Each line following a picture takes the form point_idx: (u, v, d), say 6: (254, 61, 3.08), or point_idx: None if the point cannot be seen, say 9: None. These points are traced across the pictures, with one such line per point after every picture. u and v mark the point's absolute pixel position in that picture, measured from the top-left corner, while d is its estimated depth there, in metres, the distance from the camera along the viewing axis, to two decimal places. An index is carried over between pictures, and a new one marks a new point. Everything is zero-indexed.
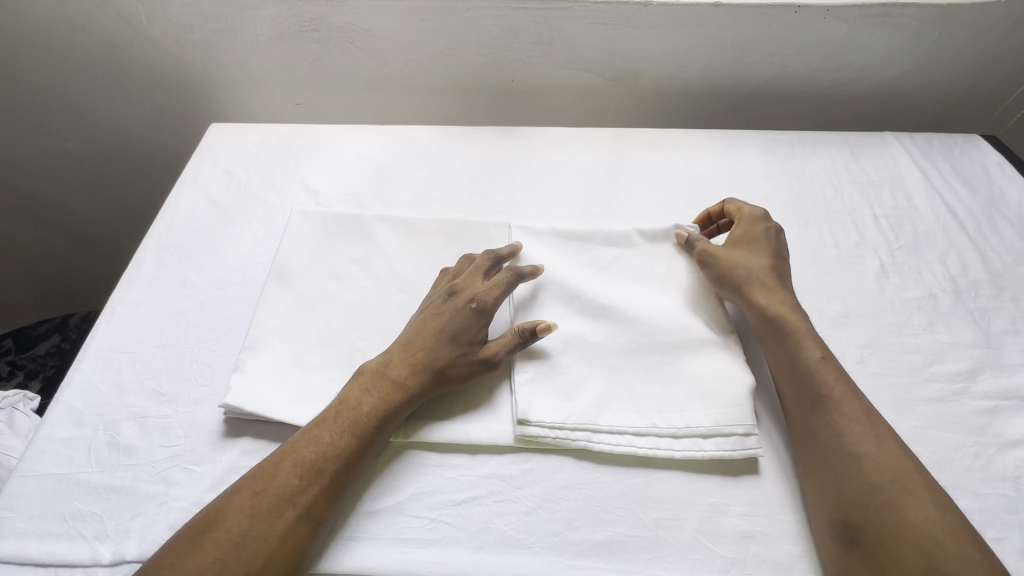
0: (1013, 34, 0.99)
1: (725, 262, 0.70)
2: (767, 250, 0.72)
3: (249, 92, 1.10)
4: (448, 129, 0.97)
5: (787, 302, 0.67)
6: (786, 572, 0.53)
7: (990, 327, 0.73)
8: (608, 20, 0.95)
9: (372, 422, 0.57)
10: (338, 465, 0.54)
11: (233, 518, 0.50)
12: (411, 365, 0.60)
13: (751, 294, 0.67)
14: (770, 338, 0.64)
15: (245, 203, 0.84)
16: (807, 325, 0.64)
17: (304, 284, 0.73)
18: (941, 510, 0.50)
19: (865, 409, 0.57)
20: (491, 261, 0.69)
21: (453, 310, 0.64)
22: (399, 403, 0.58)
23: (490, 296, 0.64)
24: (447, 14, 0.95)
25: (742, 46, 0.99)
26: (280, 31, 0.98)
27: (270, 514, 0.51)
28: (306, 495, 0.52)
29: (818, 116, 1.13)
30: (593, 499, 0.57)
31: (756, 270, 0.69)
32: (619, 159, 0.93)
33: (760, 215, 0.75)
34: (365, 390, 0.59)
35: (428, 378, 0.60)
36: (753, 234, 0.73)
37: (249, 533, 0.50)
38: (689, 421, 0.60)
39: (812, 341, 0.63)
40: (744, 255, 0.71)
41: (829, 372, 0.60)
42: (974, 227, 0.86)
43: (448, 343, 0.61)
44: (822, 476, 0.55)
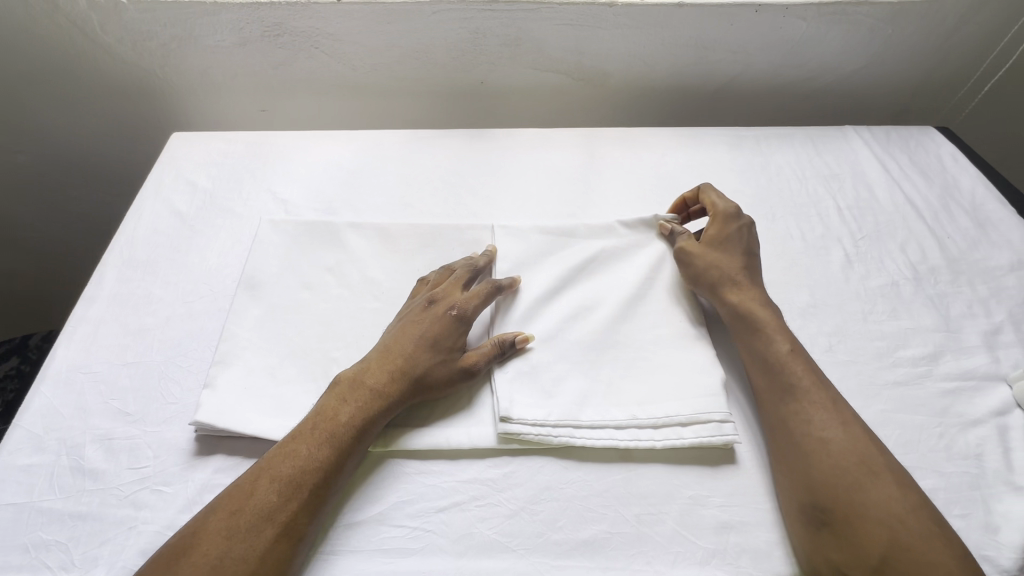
0: (962, 29, 1.03)
1: (698, 260, 0.71)
2: (740, 247, 0.73)
3: (212, 99, 1.08)
4: (419, 133, 0.96)
5: (758, 297, 0.68)
6: (765, 559, 0.54)
7: (949, 311, 0.76)
8: (575, 21, 0.95)
9: (351, 432, 0.56)
10: (317, 479, 0.53)
11: (209, 540, 0.49)
12: (389, 373, 0.59)
13: (723, 291, 0.69)
14: (743, 332, 0.66)
15: (212, 214, 0.82)
16: (777, 320, 0.66)
17: (276, 294, 0.71)
18: (902, 489, 0.52)
19: (831, 397, 0.59)
20: (471, 271, 0.69)
21: (432, 318, 0.63)
22: (378, 412, 0.57)
23: (472, 307, 0.65)
24: (414, 18, 0.94)
25: (705, 46, 1.01)
26: (242, 37, 0.96)
27: (248, 533, 0.49)
28: (284, 511, 0.51)
29: (781, 112, 1.16)
30: (575, 498, 0.57)
31: (730, 267, 0.70)
32: (590, 158, 0.94)
33: (732, 212, 0.75)
34: (342, 400, 0.58)
35: (408, 386, 0.59)
36: (727, 232, 0.74)
37: (226, 554, 0.48)
38: (668, 410, 0.61)
39: (781, 335, 0.64)
40: (717, 253, 0.72)
41: (797, 364, 0.61)
42: (931, 216, 0.89)
43: (428, 351, 0.61)
44: (790, 462, 0.56)
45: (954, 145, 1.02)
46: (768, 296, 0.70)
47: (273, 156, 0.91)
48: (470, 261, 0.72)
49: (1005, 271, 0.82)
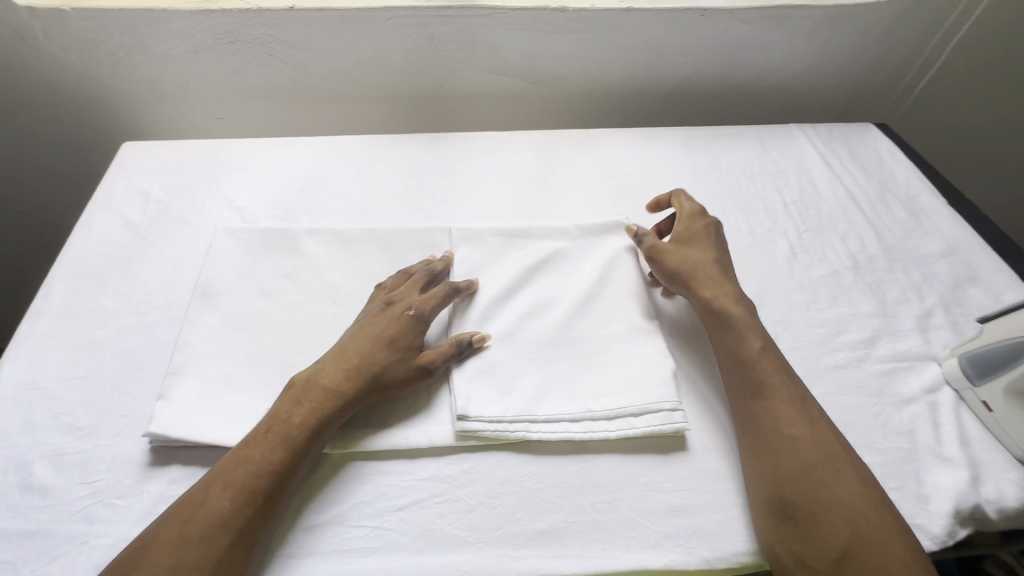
0: (895, 32, 1.09)
1: (670, 260, 0.73)
2: (710, 245, 0.74)
3: (166, 108, 1.06)
4: (377, 138, 0.97)
5: (731, 292, 0.69)
6: (714, 539, 0.57)
7: (886, 297, 0.81)
8: (528, 26, 0.98)
9: (304, 433, 0.56)
10: (270, 482, 0.53)
11: (160, 550, 0.48)
12: (344, 373, 0.60)
13: (697, 288, 0.70)
14: (716, 329, 0.67)
15: (166, 224, 0.81)
16: (750, 317, 0.67)
17: (232, 303, 0.71)
18: (864, 484, 0.55)
19: (800, 395, 0.61)
20: (428, 275, 0.71)
21: (390, 319, 0.64)
22: (332, 413, 0.58)
23: (430, 308, 0.66)
24: (368, 24, 0.94)
25: (656, 49, 1.04)
26: (194, 44, 0.95)
27: (201, 542, 0.49)
28: (237, 518, 0.51)
29: (732, 111, 1.20)
30: (533, 490, 0.59)
31: (700, 264, 0.72)
32: (547, 160, 0.96)
33: (698, 211, 0.78)
34: (296, 402, 0.58)
35: (364, 385, 0.60)
36: (696, 231, 0.76)
37: (178, 564, 0.48)
38: (621, 402, 0.63)
39: (752, 333, 0.66)
40: (687, 252, 0.73)
41: (768, 362, 0.63)
42: (869, 208, 0.94)
43: (385, 348, 0.62)
44: (759, 457, 0.58)
45: (891, 140, 1.07)
46: (742, 291, 0.71)
47: (229, 164, 0.91)
48: (427, 264, 0.73)
49: (936, 258, 0.87)
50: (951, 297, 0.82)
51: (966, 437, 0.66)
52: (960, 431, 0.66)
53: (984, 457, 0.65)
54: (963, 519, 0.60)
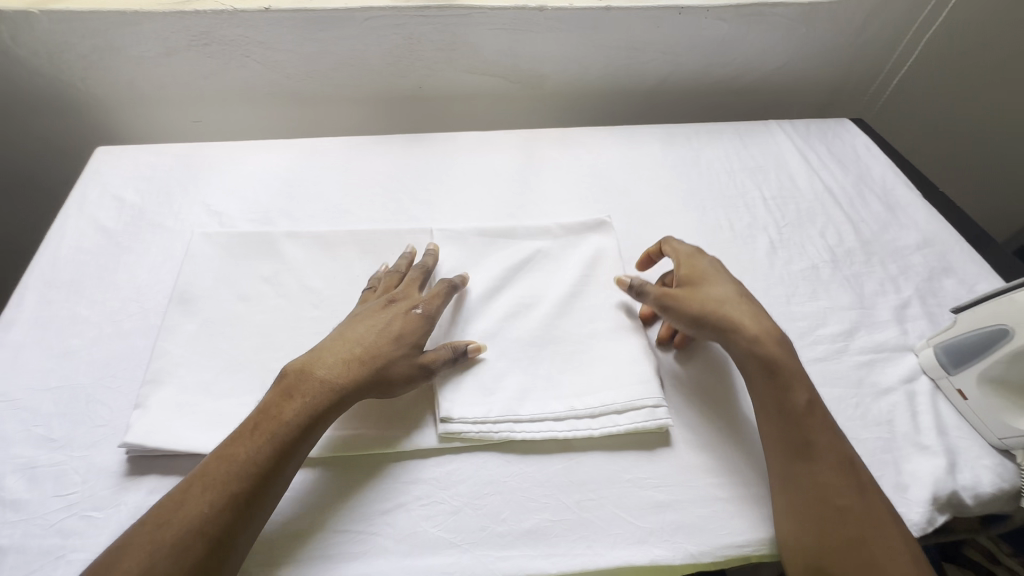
0: (869, 28, 1.11)
1: (692, 309, 0.66)
2: (728, 282, 0.68)
3: (140, 111, 1.04)
4: (357, 139, 0.96)
5: (770, 334, 0.64)
6: (699, 533, 0.57)
7: (863, 290, 0.82)
8: (507, 26, 0.97)
9: (292, 433, 0.54)
10: (253, 484, 0.51)
11: (134, 554, 0.47)
12: (348, 367, 0.59)
13: (732, 337, 0.64)
14: (757, 378, 0.62)
15: (141, 229, 0.80)
16: (795, 364, 0.62)
17: (210, 309, 0.70)
18: (914, 561, 0.52)
19: (849, 458, 0.58)
20: (422, 274, 0.70)
21: (395, 315, 0.63)
22: (323, 412, 0.56)
23: (434, 304, 0.66)
24: (346, 24, 0.94)
25: (635, 47, 1.05)
26: (168, 46, 0.93)
27: (176, 548, 0.47)
28: (216, 522, 0.49)
29: (712, 108, 1.21)
30: (518, 489, 0.59)
31: (727, 304, 0.65)
32: (529, 159, 0.96)
33: (694, 251, 0.72)
34: (286, 399, 0.56)
35: (369, 379, 0.59)
36: (708, 273, 0.69)
37: (151, 569, 0.46)
38: (604, 399, 0.63)
39: (799, 383, 0.61)
40: (709, 292, 0.67)
41: (817, 420, 0.59)
42: (847, 202, 0.96)
43: (389, 344, 0.61)
44: (800, 521, 0.55)
45: (867, 135, 1.09)
46: (779, 330, 0.65)
47: (206, 168, 0.89)
48: (419, 264, 0.72)
49: (912, 250, 0.89)
50: (926, 288, 0.83)
51: (943, 425, 0.68)
52: (937, 420, 0.68)
53: (960, 444, 0.66)
54: (941, 505, 0.61)
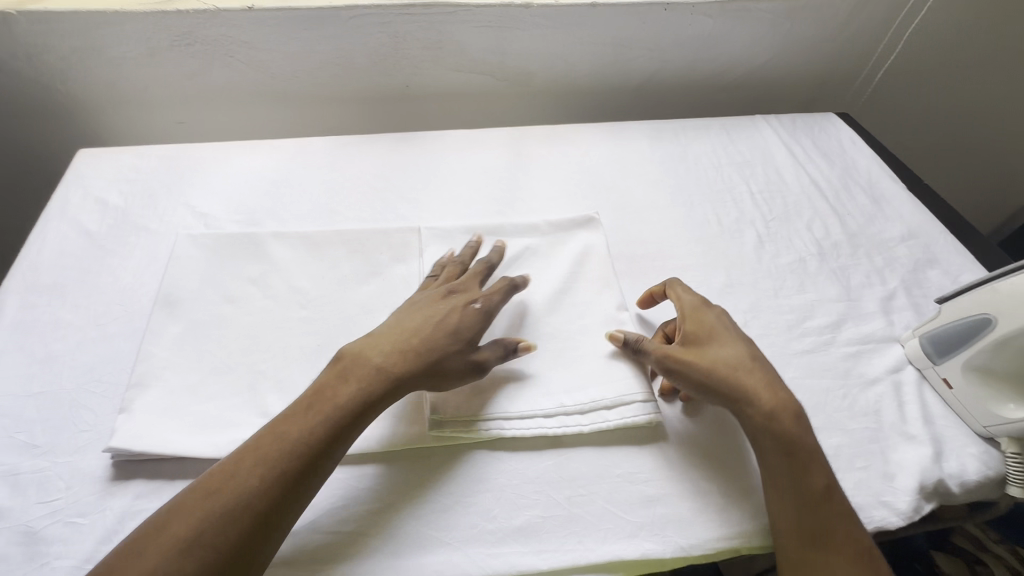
0: (852, 23, 1.12)
1: (699, 376, 0.60)
2: (739, 342, 0.63)
3: (124, 113, 1.03)
4: (344, 139, 0.96)
5: (785, 405, 0.59)
6: (689, 526, 0.57)
7: (850, 282, 0.83)
8: (493, 23, 0.97)
9: (346, 416, 0.54)
10: (304, 461, 0.51)
11: (185, 518, 0.47)
12: (404, 355, 0.58)
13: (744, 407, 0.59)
14: (772, 455, 0.57)
15: (125, 232, 0.79)
16: (812, 442, 0.58)
17: (197, 311, 0.69)
18: None
19: (867, 551, 0.53)
20: (485, 269, 0.70)
21: (455, 306, 0.63)
22: (379, 398, 0.56)
23: (495, 299, 0.66)
24: (330, 23, 0.93)
25: (622, 44, 1.05)
26: (150, 47, 0.92)
27: (225, 518, 0.47)
28: (267, 496, 0.49)
29: (699, 104, 1.22)
30: (509, 486, 0.59)
31: (738, 369, 0.61)
32: (517, 156, 0.96)
33: (701, 303, 0.67)
34: (344, 381, 0.56)
35: (423, 370, 0.58)
36: (716, 330, 0.64)
37: (200, 536, 0.46)
38: (594, 395, 0.63)
39: (816, 465, 0.57)
40: (718, 355, 0.62)
41: (834, 507, 0.55)
42: (833, 195, 0.96)
43: (447, 336, 0.60)
44: None
45: (852, 129, 1.10)
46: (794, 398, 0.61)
47: (191, 169, 0.88)
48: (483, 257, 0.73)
49: (898, 242, 0.89)
50: (912, 280, 0.84)
51: (929, 415, 0.68)
52: (923, 409, 0.68)
53: (946, 433, 0.67)
54: (928, 493, 0.62)
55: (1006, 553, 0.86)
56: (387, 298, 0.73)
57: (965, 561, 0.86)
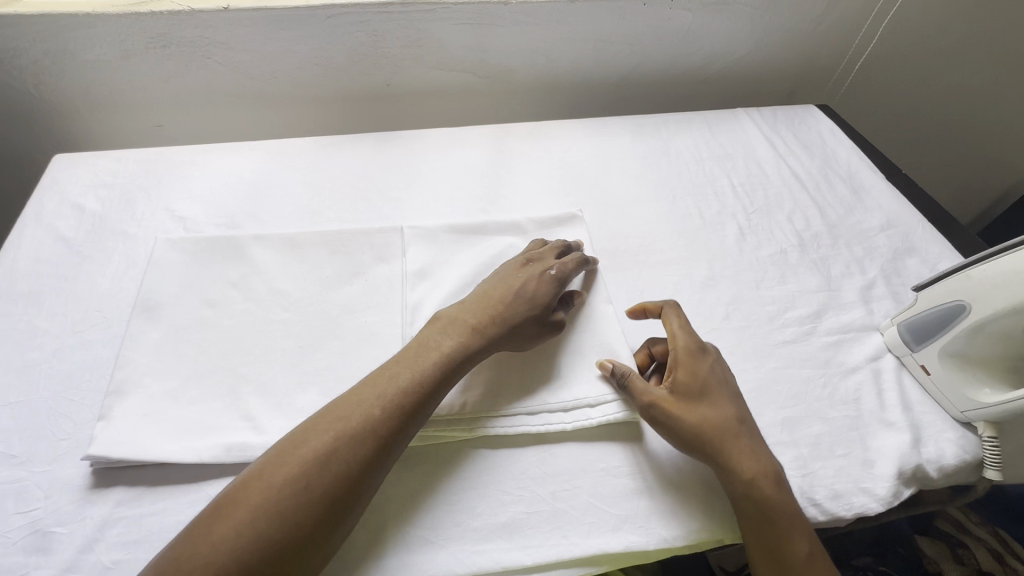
0: (830, 16, 1.13)
1: (679, 430, 0.59)
2: (725, 397, 0.61)
3: (100, 117, 1.02)
4: (325, 139, 0.95)
5: (766, 470, 0.57)
6: (672, 517, 0.58)
7: (830, 272, 0.83)
8: (472, 20, 0.97)
9: (450, 363, 0.59)
10: (417, 399, 0.56)
11: (318, 438, 0.52)
12: (490, 317, 0.64)
13: (725, 468, 0.57)
14: (752, 520, 0.56)
15: (103, 237, 0.78)
16: (794, 508, 0.56)
17: (176, 315, 0.68)
18: None
19: None
20: (563, 245, 0.75)
21: (533, 275, 0.69)
22: (477, 350, 0.61)
23: (569, 267, 0.71)
24: (308, 22, 0.92)
25: (602, 40, 1.05)
26: (125, 49, 0.91)
27: (353, 442, 0.52)
28: (385, 426, 0.53)
29: (681, 98, 1.22)
30: (493, 483, 0.59)
31: (720, 429, 0.59)
32: (499, 154, 0.96)
33: (695, 348, 0.63)
34: (445, 335, 0.62)
35: (506, 330, 0.64)
36: (704, 379, 0.61)
37: (331, 454, 0.51)
38: (577, 393, 0.64)
39: (797, 531, 0.55)
40: (702, 411, 0.60)
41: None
42: (813, 186, 0.97)
43: (526, 302, 0.66)
44: None
45: (832, 121, 1.11)
46: (775, 459, 0.59)
47: (169, 173, 0.87)
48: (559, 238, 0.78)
49: (877, 231, 0.90)
50: (891, 269, 0.85)
51: (907, 401, 0.69)
52: (902, 396, 0.69)
53: (924, 419, 0.68)
54: (906, 479, 0.63)
55: (988, 535, 0.87)
56: (369, 298, 0.72)
57: (945, 543, 0.87)
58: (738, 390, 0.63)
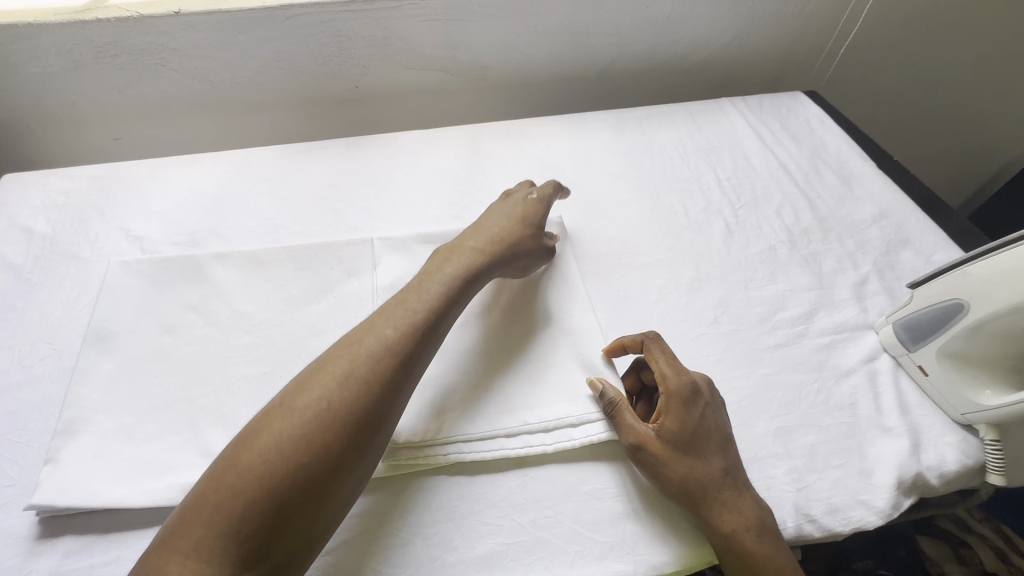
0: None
1: (661, 480, 0.55)
2: (713, 445, 0.56)
3: (52, 133, 0.97)
4: (291, 148, 0.90)
5: (750, 523, 0.54)
6: (661, 542, 0.55)
7: (822, 268, 0.80)
8: (441, 15, 0.92)
9: (457, 284, 0.61)
10: (431, 317, 0.57)
11: (335, 363, 0.52)
12: (488, 241, 0.67)
13: (708, 523, 0.54)
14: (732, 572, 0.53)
15: (54, 263, 0.74)
16: (780, 562, 0.53)
17: (129, 344, 0.64)
18: None
19: None
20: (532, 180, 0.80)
21: (516, 203, 0.73)
22: (480, 270, 0.64)
23: (547, 192, 0.76)
24: (267, 24, 0.87)
25: (578, 31, 1.01)
26: (73, 60, 0.86)
27: (372, 361, 0.52)
28: (403, 344, 0.54)
29: (665, 89, 1.18)
30: (472, 513, 0.55)
31: (704, 482, 0.54)
32: (476, 155, 0.92)
33: (687, 390, 0.57)
34: (446, 261, 0.64)
35: (506, 251, 0.67)
36: (691, 425, 0.56)
37: (352, 375, 0.51)
38: (559, 412, 0.60)
39: None
40: (688, 462, 0.55)
41: None
42: (802, 177, 0.94)
43: (517, 226, 0.70)
44: None
45: (820, 108, 1.07)
46: (764, 508, 0.55)
47: (126, 190, 0.83)
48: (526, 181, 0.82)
49: (869, 223, 0.87)
50: (884, 262, 0.82)
51: (905, 404, 0.67)
52: (900, 399, 0.67)
53: (922, 422, 0.66)
54: (905, 488, 0.61)
55: (991, 533, 0.85)
56: (338, 317, 0.68)
57: (947, 543, 0.84)
58: (729, 431, 0.58)
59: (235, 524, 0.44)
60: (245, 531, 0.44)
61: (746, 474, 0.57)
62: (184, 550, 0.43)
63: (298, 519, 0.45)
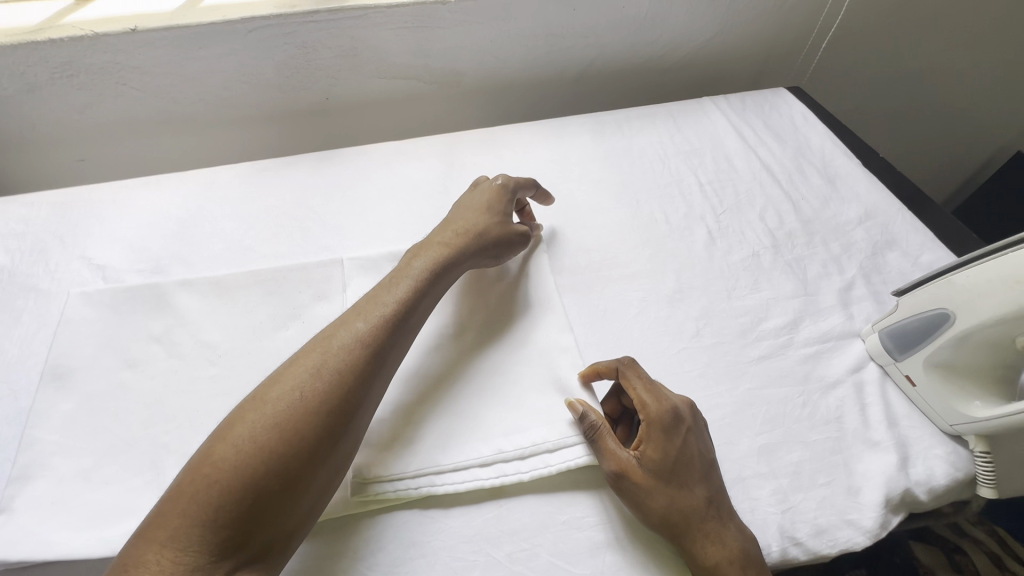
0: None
1: (647, 512, 0.62)
2: (693, 471, 0.64)
3: (36, 155, 1.13)
4: (261, 166, 0.97)
5: (732, 555, 0.61)
6: (641, 570, 0.62)
7: (807, 274, 0.90)
8: (411, 23, 1.06)
9: (418, 286, 0.71)
10: (395, 318, 0.67)
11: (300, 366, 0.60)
12: (452, 238, 0.78)
13: (693, 551, 0.61)
14: None
15: (13, 294, 0.80)
16: None
17: (88, 372, 0.69)
18: None
19: None
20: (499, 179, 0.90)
21: (485, 194, 0.84)
22: (439, 272, 0.74)
23: (516, 180, 0.87)
24: (230, 37, 1.00)
25: (555, 35, 1.16)
26: (31, 83, 1.00)
27: (339, 362, 0.61)
28: (368, 344, 0.63)
29: (646, 89, 1.35)
30: (444, 548, 0.62)
31: (687, 510, 0.62)
32: (450, 166, 0.99)
33: (669, 421, 0.65)
34: (408, 264, 0.74)
35: (474, 243, 0.78)
36: (672, 453, 0.64)
37: (319, 374, 0.59)
38: (535, 438, 0.67)
39: None
40: (671, 490, 0.63)
41: None
42: (786, 179, 1.04)
43: (487, 216, 0.81)
44: None
45: (802, 103, 1.18)
46: (745, 534, 0.63)
47: (86, 215, 0.90)
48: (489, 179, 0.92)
49: (854, 224, 0.97)
50: (870, 266, 0.92)
51: (893, 416, 0.76)
52: (887, 411, 0.76)
53: (911, 435, 0.75)
54: (894, 503, 0.70)
55: (987, 537, 0.98)
56: (304, 341, 0.73)
57: (941, 550, 0.96)
58: (710, 460, 0.66)
59: (211, 514, 0.51)
60: (221, 521, 0.51)
61: (728, 500, 0.65)
62: (161, 540, 0.50)
63: (271, 506, 0.53)
